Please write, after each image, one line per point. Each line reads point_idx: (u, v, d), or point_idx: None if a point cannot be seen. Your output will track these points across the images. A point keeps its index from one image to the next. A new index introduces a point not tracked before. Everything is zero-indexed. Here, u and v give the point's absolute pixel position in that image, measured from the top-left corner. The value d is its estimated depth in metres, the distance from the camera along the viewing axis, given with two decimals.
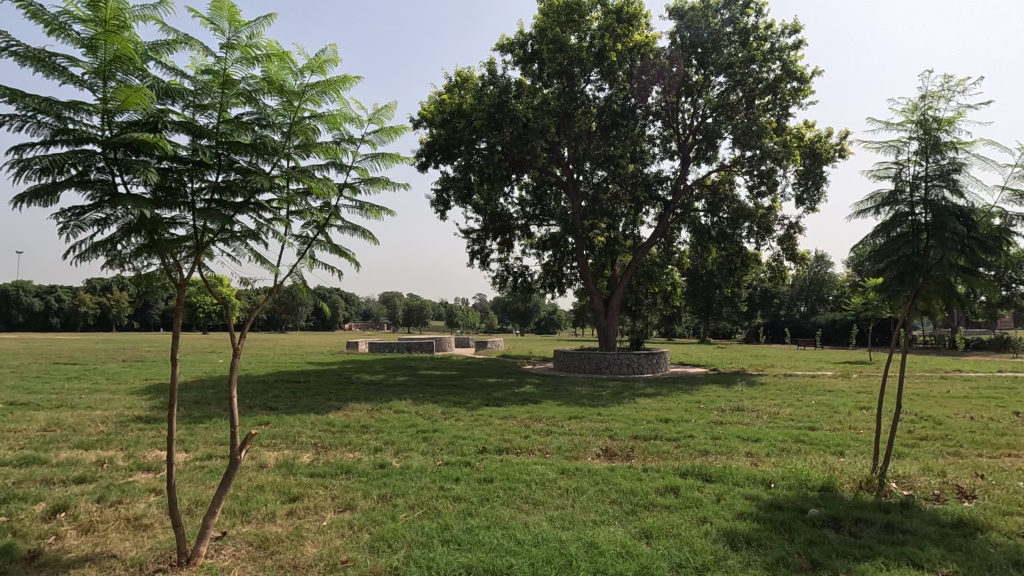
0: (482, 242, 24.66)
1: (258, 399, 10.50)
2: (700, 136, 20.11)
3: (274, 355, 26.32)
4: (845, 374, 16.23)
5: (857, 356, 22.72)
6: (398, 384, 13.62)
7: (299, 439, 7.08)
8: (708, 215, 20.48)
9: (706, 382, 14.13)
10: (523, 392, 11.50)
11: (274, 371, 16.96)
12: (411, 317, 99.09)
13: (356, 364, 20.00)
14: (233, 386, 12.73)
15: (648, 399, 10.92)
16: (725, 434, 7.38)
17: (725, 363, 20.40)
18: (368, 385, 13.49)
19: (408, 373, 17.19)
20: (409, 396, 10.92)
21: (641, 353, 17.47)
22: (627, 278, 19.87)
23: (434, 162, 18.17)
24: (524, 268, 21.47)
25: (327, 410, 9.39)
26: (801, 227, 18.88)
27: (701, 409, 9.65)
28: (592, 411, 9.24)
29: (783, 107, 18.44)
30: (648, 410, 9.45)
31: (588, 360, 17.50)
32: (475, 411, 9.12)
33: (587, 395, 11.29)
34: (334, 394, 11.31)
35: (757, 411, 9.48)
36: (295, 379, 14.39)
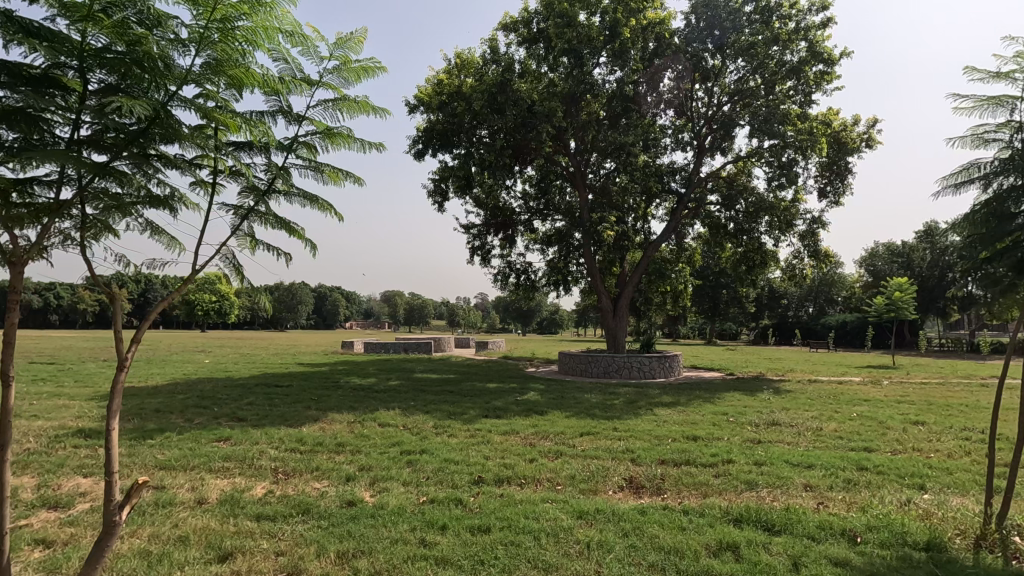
0: (483, 237, 23.45)
1: (228, 408, 9.31)
2: (716, 125, 18.87)
3: (265, 355, 25.17)
4: (875, 381, 14.96)
5: (881, 361, 21.40)
6: (389, 390, 12.42)
7: (258, 462, 5.86)
8: (724, 209, 19.27)
9: (728, 389, 12.88)
10: (525, 401, 10.28)
11: (258, 374, 15.78)
12: (412, 316, 98.01)
13: (349, 366, 18.83)
14: (207, 391, 11.55)
15: (667, 409, 9.67)
16: (770, 459, 6.14)
17: (741, 368, 19.10)
18: (356, 391, 12.30)
19: (402, 376, 16.01)
20: (399, 405, 9.72)
21: (653, 356, 16.25)
22: (638, 276, 18.57)
23: (432, 150, 16.94)
24: (527, 265, 20.25)
25: (301, 421, 8.19)
26: (825, 221, 17.56)
27: (731, 423, 8.42)
28: (607, 426, 7.99)
29: (806, 92, 17.16)
30: (671, 425, 8.23)
31: (595, 364, 16.33)
32: (471, 425, 7.89)
33: (599, 405, 10.05)
34: (315, 402, 10.10)
35: (796, 426, 8.25)
36: (277, 383, 13.20)
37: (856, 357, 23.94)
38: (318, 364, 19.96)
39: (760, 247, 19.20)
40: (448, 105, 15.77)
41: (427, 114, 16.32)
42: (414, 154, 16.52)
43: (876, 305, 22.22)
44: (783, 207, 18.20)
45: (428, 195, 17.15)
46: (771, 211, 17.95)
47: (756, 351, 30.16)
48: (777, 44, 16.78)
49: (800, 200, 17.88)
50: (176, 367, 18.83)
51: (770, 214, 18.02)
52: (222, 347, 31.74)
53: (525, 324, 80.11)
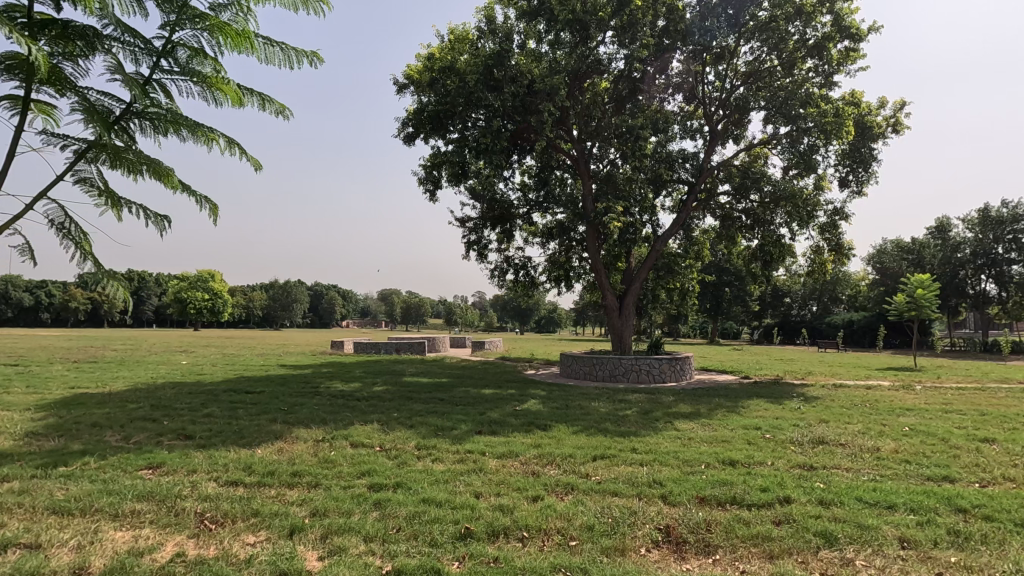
0: (479, 231, 22.15)
1: (178, 422, 7.98)
2: (728, 110, 17.68)
3: (249, 356, 23.77)
4: (908, 386, 13.67)
5: (902, 363, 20.13)
6: (372, 397, 11.10)
7: (182, 503, 4.53)
8: (736, 200, 18.17)
9: (750, 397, 11.58)
10: (524, 412, 8.99)
11: (232, 378, 14.40)
12: (409, 315, 96.66)
13: (335, 368, 17.48)
14: (164, 399, 10.20)
15: (690, 423, 8.35)
16: (837, 496, 4.84)
17: (756, 370, 17.81)
18: (336, 398, 10.95)
19: (389, 380, 14.67)
20: (379, 417, 8.43)
21: (664, 359, 14.98)
22: (646, 271, 17.24)
23: (423, 134, 15.57)
24: (526, 260, 18.94)
25: (257, 440, 6.88)
26: (848, 213, 16.31)
27: (771, 441, 7.09)
28: (623, 446, 6.69)
29: (828, 73, 15.86)
30: (698, 444, 6.91)
31: (601, 366, 15.07)
32: (460, 446, 6.57)
33: (609, 417, 8.76)
34: (282, 414, 8.79)
35: (848, 445, 6.92)
36: (249, 389, 11.87)
37: (873, 358, 22.68)
38: (302, 366, 18.58)
39: (775, 242, 17.95)
40: (440, 84, 14.46)
41: (418, 94, 14.95)
42: (403, 138, 15.19)
43: (896, 303, 20.94)
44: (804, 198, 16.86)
45: (419, 183, 15.81)
46: (790, 201, 16.63)
47: (764, 351, 28.92)
48: (796, 22, 15.53)
49: (821, 189, 16.59)
50: (148, 370, 17.43)
51: (789, 205, 16.74)
52: (207, 347, 30.33)
53: (524, 322, 78.78)
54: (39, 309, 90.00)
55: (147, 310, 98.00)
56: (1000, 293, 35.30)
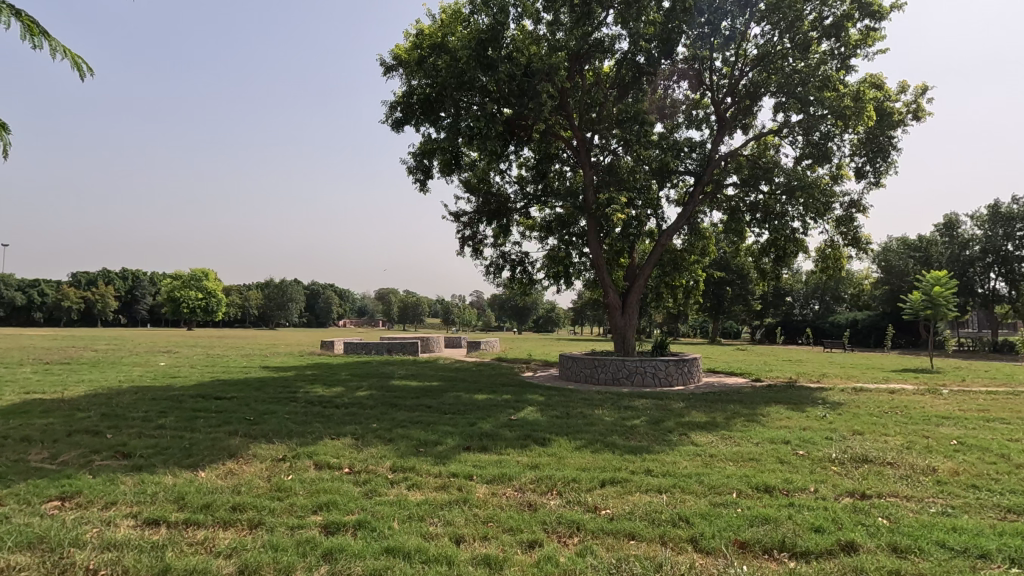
0: (474, 226, 21.14)
1: (121, 436, 6.94)
2: (737, 97, 16.73)
3: (233, 357, 22.69)
4: (934, 390, 12.73)
5: (918, 364, 19.23)
6: (353, 403, 10.10)
7: (75, 555, 3.50)
8: (745, 192, 17.20)
9: (767, 403, 10.63)
10: (520, 422, 7.98)
11: (206, 381, 13.37)
12: (406, 315, 95.68)
13: (320, 370, 16.44)
14: (119, 407, 9.15)
15: (707, 436, 7.36)
16: (911, 539, 3.86)
17: (766, 372, 16.87)
18: (312, 405, 9.93)
19: (376, 383, 13.66)
20: (354, 429, 7.42)
21: (670, 360, 14.02)
22: (650, 268, 16.23)
23: (413, 119, 14.50)
24: (523, 256, 17.92)
25: (204, 460, 5.84)
26: (865, 205, 15.37)
27: (806, 459, 6.11)
28: (635, 466, 5.71)
29: (845, 56, 14.91)
30: (723, 464, 5.92)
31: (603, 369, 14.11)
32: (444, 468, 5.57)
33: (615, 428, 7.78)
34: (246, 424, 7.77)
35: (897, 465, 5.95)
36: (219, 395, 10.82)
37: (885, 359, 21.78)
38: (285, 368, 17.54)
39: (786, 237, 17.01)
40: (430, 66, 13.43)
41: (407, 76, 13.89)
42: (391, 125, 14.15)
43: (911, 301, 20.03)
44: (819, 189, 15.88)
45: (408, 172, 14.75)
46: (804, 193, 15.64)
47: (769, 351, 27.99)
48: (811, 1, 14.58)
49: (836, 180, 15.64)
50: (120, 372, 16.37)
51: (804, 197, 15.79)
52: (193, 347, 29.32)
53: (521, 321, 77.88)
54: (30, 308, 88.81)
55: (140, 309, 96.88)
56: (1011, 292, 34.48)
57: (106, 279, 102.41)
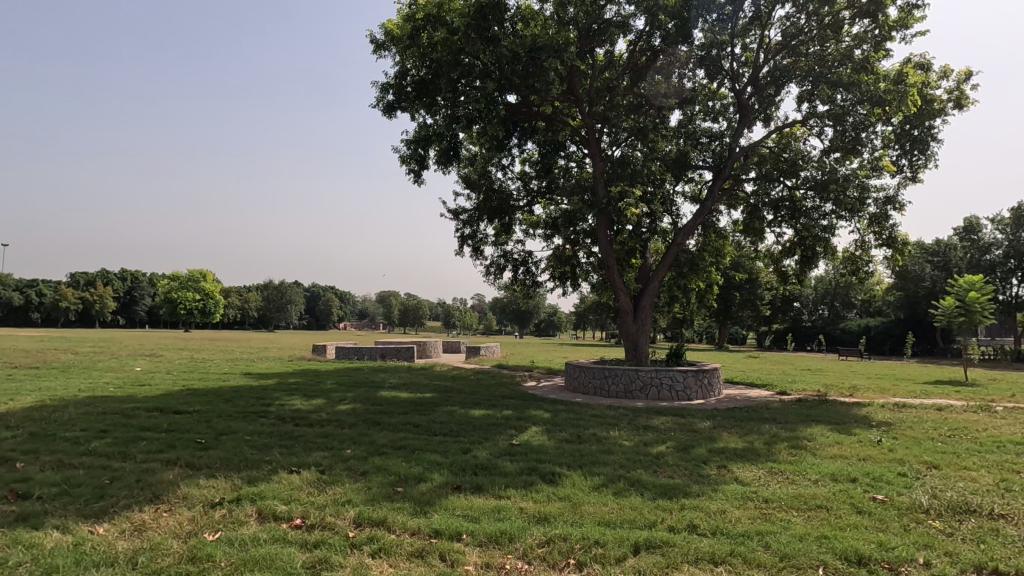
0: (474, 224, 19.88)
1: (31, 467, 5.62)
2: (759, 85, 15.50)
3: (217, 362, 21.40)
4: (986, 407, 11.37)
5: (950, 375, 17.86)
6: (330, 420, 8.76)
7: None
8: (768, 188, 15.91)
9: (806, 423, 9.28)
10: (523, 449, 6.66)
11: (174, 391, 12.05)
12: (407, 317, 94.50)
13: (304, 378, 15.11)
14: (54, 425, 7.82)
15: (753, 470, 6.02)
16: None
17: (791, 384, 15.52)
18: (284, 422, 8.59)
19: (364, 394, 12.37)
20: (323, 458, 6.09)
21: (689, 371, 12.68)
22: (665, 269, 14.90)
23: (407, 104, 13.23)
24: (525, 256, 16.61)
25: (115, 506, 4.51)
26: (902, 202, 14.02)
27: (891, 508, 4.77)
28: (674, 520, 4.39)
29: (882, 37, 13.67)
30: (786, 515, 4.59)
31: (615, 380, 12.80)
32: (425, 521, 4.27)
33: (638, 458, 6.45)
34: (193, 449, 6.45)
35: (1012, 517, 4.61)
36: (179, 408, 9.51)
37: (914, 369, 20.34)
38: (268, 375, 16.22)
39: (813, 237, 15.67)
40: (425, 44, 12.24)
41: (400, 54, 12.65)
42: (382, 110, 12.92)
43: (942, 307, 18.69)
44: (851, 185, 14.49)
45: (402, 162, 13.47)
46: (835, 188, 14.27)
47: (784, 359, 26.55)
48: None
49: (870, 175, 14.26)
50: (88, 378, 15.08)
51: (833, 193, 14.46)
52: (181, 349, 28.12)
53: (523, 325, 76.73)
54: (27, 308, 87.82)
55: (138, 310, 95.88)
56: None
57: (105, 279, 101.57)
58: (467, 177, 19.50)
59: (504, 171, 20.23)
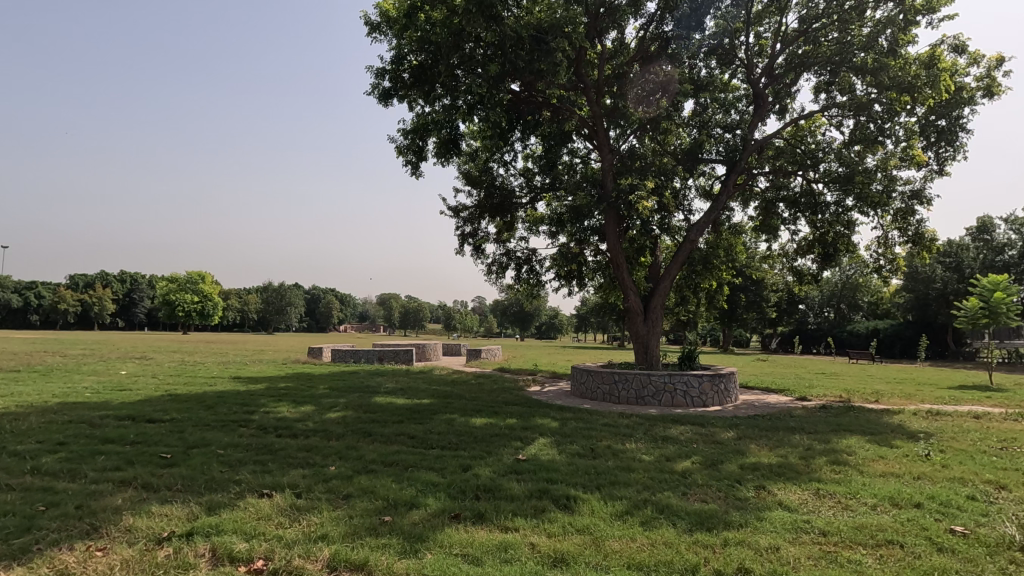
0: (475, 222, 19.10)
1: None
2: (776, 73, 14.78)
3: (208, 365, 20.60)
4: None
5: (974, 379, 17.04)
6: (317, 430, 7.97)
7: None
8: (785, 183, 15.14)
9: (839, 433, 8.47)
10: (531, 467, 5.85)
11: (154, 396, 11.26)
12: (407, 319, 93.79)
13: (296, 383, 14.31)
14: (7, 436, 7.01)
15: (797, 492, 5.21)
16: None
17: (809, 389, 14.70)
18: (265, 432, 7.79)
19: (358, 400, 11.59)
20: (301, 477, 5.29)
21: (705, 376, 11.89)
22: (678, 267, 14.10)
23: (404, 91, 12.49)
24: (529, 253, 15.81)
25: (39, 544, 3.71)
26: (929, 197, 13.18)
27: (981, 545, 3.95)
28: (719, 562, 3.59)
29: (908, 21, 12.91)
30: (857, 555, 3.77)
31: (625, 384, 12.00)
32: (416, 565, 3.46)
33: (663, 476, 5.65)
34: (155, 466, 5.65)
35: None
36: (153, 417, 8.72)
37: (933, 373, 19.51)
38: (258, 379, 15.43)
39: (832, 234, 14.89)
40: (423, 27, 11.51)
41: (397, 37, 11.91)
42: (377, 98, 12.17)
43: (964, 308, 17.91)
44: (877, 180, 13.25)
45: (399, 153, 12.71)
46: (858, 182, 13.12)
47: (795, 362, 25.71)
48: None
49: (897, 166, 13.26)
50: (67, 383, 14.29)
51: (857, 187, 13.35)
52: (174, 352, 27.35)
53: (525, 327, 75.97)
54: (26, 310, 87.10)
55: (137, 312, 95.16)
56: None
57: (105, 280, 100.97)
58: (467, 173, 18.74)
59: (506, 168, 19.48)
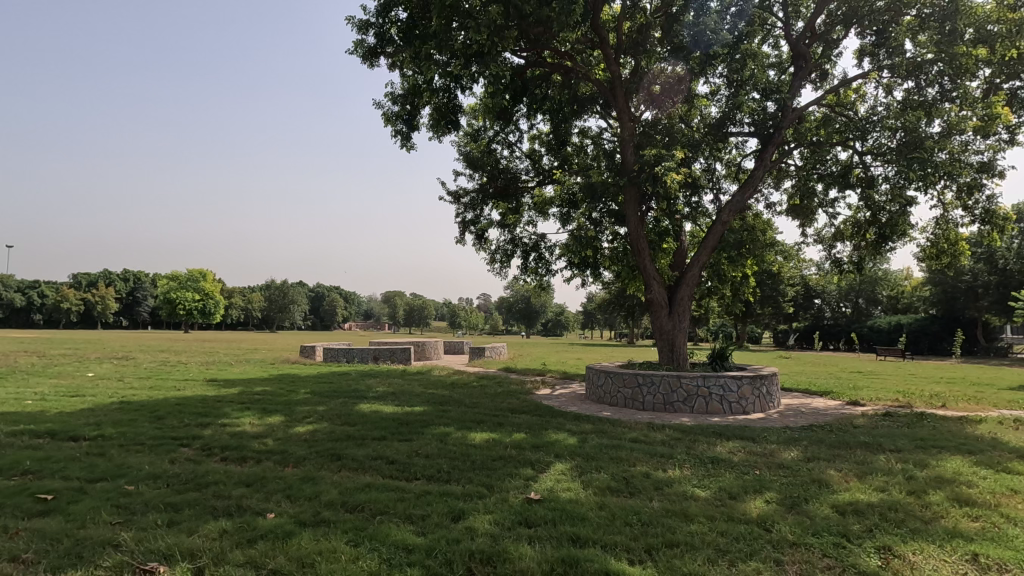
0: (477, 207, 17.41)
1: None
2: (818, 32, 13.01)
3: (190, 365, 19.04)
4: None
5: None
6: (273, 451, 6.32)
7: None
8: (827, 159, 13.41)
9: (931, 452, 6.76)
10: (547, 515, 4.16)
11: (102, 405, 9.67)
12: (412, 316, 92.29)
13: (275, 386, 12.68)
14: None
15: (945, 560, 3.52)
16: None
17: (857, 391, 12.97)
18: (209, 455, 6.13)
19: (340, 407, 9.96)
20: (212, 541, 3.62)
21: (744, 378, 10.21)
22: (708, 252, 12.38)
23: (392, 48, 10.87)
24: (537, 239, 14.10)
25: None
26: (1001, 168, 11.42)
27: None
28: None
29: None
30: None
31: (651, 389, 10.32)
32: None
33: (736, 530, 3.95)
34: (16, 518, 4.01)
35: None
36: (78, 434, 7.08)
37: (984, 371, 17.67)
38: (235, 382, 13.84)
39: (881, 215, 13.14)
40: None
41: None
42: (361, 56, 10.61)
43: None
44: (946, 151, 11.46)
45: (387, 120, 11.09)
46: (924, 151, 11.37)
47: (824, 360, 23.92)
48: None
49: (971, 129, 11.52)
50: (18, 387, 12.70)
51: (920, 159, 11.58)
52: (161, 352, 25.79)
53: (531, 325, 74.26)
54: (29, 310, 86.18)
55: (141, 311, 94.14)
56: None
57: (107, 278, 100.08)
58: (467, 155, 17.08)
59: (511, 150, 17.79)
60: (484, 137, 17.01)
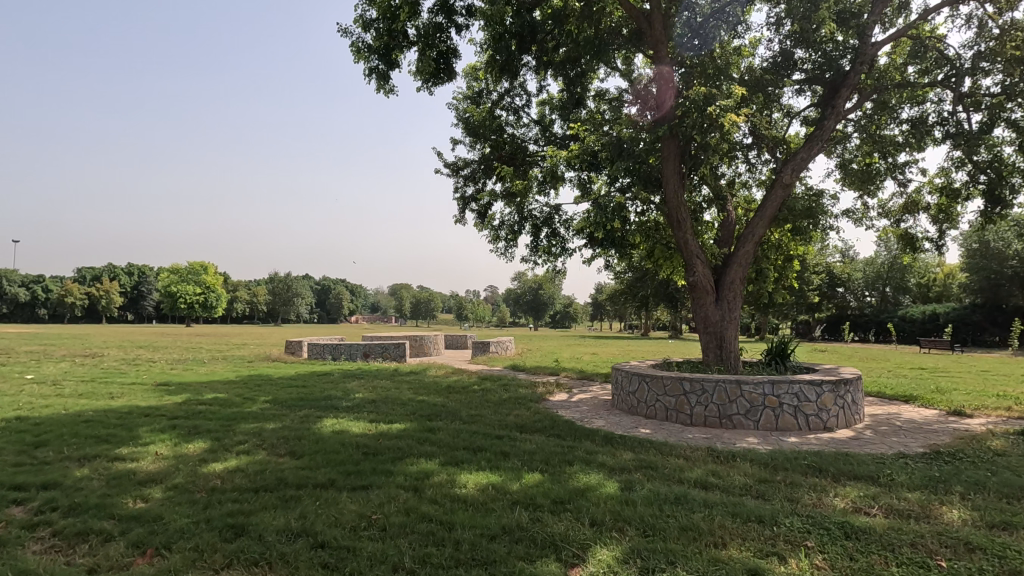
0: (479, 180, 15.00)
1: None
2: None
3: (155, 365, 16.79)
4: None
5: None
6: (142, 517, 3.98)
7: None
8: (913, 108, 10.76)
9: None
10: None
11: None
12: (418, 310, 90.04)
13: (231, 393, 10.34)
14: None
15: None
16: None
17: (946, 395, 10.47)
18: (31, 529, 3.80)
19: (295, 424, 7.62)
20: None
21: (825, 384, 7.78)
22: (766, 223, 9.89)
23: None
24: (548, 211, 11.68)
25: None
26: None
27: None
28: None
29: None
30: None
31: (704, 398, 7.92)
32: None
33: None
34: None
35: None
36: None
37: None
38: (191, 385, 11.58)
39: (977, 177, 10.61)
40: None
41: None
42: None
43: None
44: None
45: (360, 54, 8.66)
46: None
47: (871, 354, 21.34)
48: None
49: None
50: None
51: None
52: (141, 348, 23.69)
53: (540, 317, 71.80)
54: (33, 304, 85.12)
55: (145, 305, 92.78)
56: None
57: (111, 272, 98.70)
58: (468, 121, 14.63)
59: (518, 115, 15.35)
60: (486, 100, 14.59)
